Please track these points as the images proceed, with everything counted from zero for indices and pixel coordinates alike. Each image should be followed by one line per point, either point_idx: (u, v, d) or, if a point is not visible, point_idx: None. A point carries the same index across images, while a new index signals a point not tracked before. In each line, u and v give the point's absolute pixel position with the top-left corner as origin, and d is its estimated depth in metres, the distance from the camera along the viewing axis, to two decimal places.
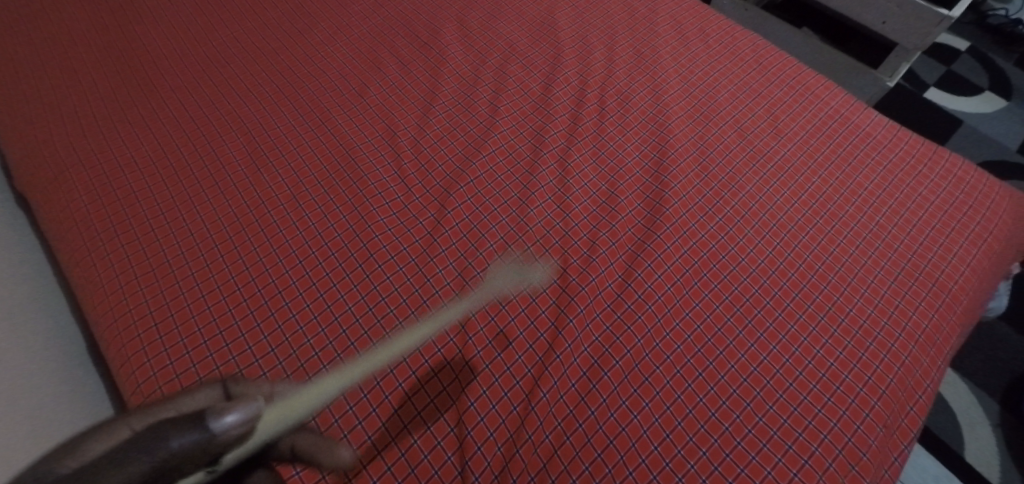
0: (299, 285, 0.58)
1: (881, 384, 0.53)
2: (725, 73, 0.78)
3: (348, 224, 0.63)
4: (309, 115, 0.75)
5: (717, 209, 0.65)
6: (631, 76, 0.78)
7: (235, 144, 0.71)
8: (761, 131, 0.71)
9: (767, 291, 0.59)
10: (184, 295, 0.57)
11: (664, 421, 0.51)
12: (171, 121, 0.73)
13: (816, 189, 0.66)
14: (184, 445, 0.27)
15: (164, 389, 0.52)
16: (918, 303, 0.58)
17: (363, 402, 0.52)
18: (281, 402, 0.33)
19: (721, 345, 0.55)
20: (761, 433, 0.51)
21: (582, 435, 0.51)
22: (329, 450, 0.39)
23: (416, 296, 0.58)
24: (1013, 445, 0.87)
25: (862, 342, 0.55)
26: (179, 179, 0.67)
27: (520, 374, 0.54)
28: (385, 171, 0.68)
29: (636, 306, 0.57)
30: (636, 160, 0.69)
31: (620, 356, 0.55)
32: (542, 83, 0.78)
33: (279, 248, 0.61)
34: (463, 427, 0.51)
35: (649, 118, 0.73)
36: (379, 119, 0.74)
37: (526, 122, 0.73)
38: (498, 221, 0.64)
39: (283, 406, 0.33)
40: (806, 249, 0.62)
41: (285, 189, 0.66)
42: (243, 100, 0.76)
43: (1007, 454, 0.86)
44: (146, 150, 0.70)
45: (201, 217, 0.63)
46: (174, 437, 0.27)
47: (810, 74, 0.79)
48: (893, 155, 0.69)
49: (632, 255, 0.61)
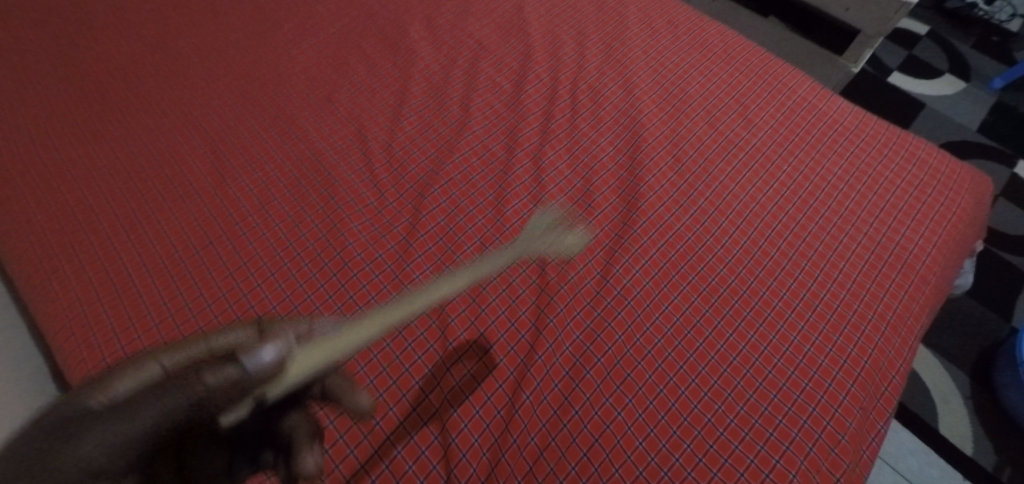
0: (272, 298, 0.57)
1: (856, 367, 0.54)
2: (694, 64, 0.78)
3: (320, 232, 0.61)
4: (275, 121, 0.72)
5: (692, 201, 0.65)
6: (602, 71, 0.78)
7: (198, 154, 0.68)
8: (732, 122, 0.72)
9: (744, 281, 0.59)
10: (151, 314, 0.55)
11: (648, 416, 0.51)
12: (129, 132, 0.71)
13: (787, 177, 0.67)
14: (217, 383, 0.29)
15: None
16: (888, 286, 0.59)
17: (343, 415, 0.50)
18: (328, 342, 0.34)
19: (700, 336, 0.56)
20: (743, 422, 0.51)
21: (566, 435, 0.51)
22: (352, 395, 0.42)
23: (394, 303, 0.57)
24: (983, 416, 0.90)
25: (837, 326, 0.56)
26: (140, 194, 0.64)
27: (502, 377, 0.53)
28: (356, 176, 0.66)
29: (615, 302, 0.57)
30: (610, 155, 0.69)
31: (602, 353, 0.55)
32: (513, 81, 0.77)
33: (250, 260, 0.59)
34: (447, 435, 0.50)
35: (622, 112, 0.73)
36: (348, 123, 0.72)
37: (499, 120, 0.72)
38: (474, 222, 0.63)
39: (321, 347, 0.33)
40: (780, 237, 0.62)
41: (253, 199, 0.64)
42: (205, 108, 0.74)
43: (978, 425, 0.90)
44: (104, 164, 0.67)
45: (165, 233, 0.61)
46: (206, 373, 0.29)
47: (777, 62, 0.80)
48: (860, 140, 0.71)
49: (610, 251, 0.61)
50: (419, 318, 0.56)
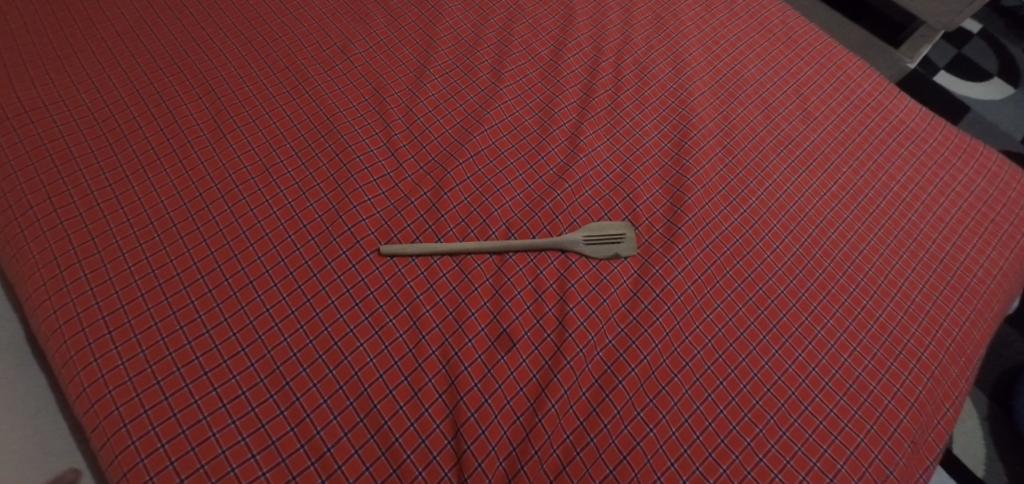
0: (273, 274, 0.51)
1: (909, 397, 0.50)
2: (751, 45, 0.71)
3: (329, 202, 0.55)
4: (283, 73, 0.65)
5: (742, 199, 0.59)
6: (649, 44, 0.70)
7: (196, 105, 0.61)
8: (789, 113, 0.65)
9: (793, 293, 0.54)
10: (137, 282, 0.49)
11: (682, 435, 0.47)
12: (119, 75, 0.63)
13: (846, 180, 0.61)
14: None
15: (114, 394, 0.44)
16: (948, 309, 0.55)
17: (349, 411, 0.45)
18: None
19: (743, 351, 0.51)
20: (784, 448, 0.47)
21: (593, 450, 0.46)
22: None
23: (408, 289, 0.51)
24: (998, 438, 0.88)
25: (891, 350, 0.52)
26: (129, 145, 0.58)
27: (524, 379, 0.48)
28: (372, 142, 0.60)
29: (654, 307, 0.52)
30: (655, 140, 0.63)
31: (636, 362, 0.50)
32: (551, 48, 0.69)
33: (250, 229, 0.53)
34: (462, 441, 0.45)
35: (669, 93, 0.66)
36: (365, 81, 0.65)
37: (533, 91, 0.65)
38: (502, 204, 0.57)
39: None
40: (835, 247, 0.57)
41: (256, 160, 0.57)
42: (205, 52, 0.66)
43: (992, 446, 0.87)
44: (90, 109, 0.60)
45: (156, 192, 0.55)
46: None
47: (841, 50, 0.72)
48: (927, 145, 0.64)
49: (648, 249, 0.56)
50: (435, 308, 0.50)
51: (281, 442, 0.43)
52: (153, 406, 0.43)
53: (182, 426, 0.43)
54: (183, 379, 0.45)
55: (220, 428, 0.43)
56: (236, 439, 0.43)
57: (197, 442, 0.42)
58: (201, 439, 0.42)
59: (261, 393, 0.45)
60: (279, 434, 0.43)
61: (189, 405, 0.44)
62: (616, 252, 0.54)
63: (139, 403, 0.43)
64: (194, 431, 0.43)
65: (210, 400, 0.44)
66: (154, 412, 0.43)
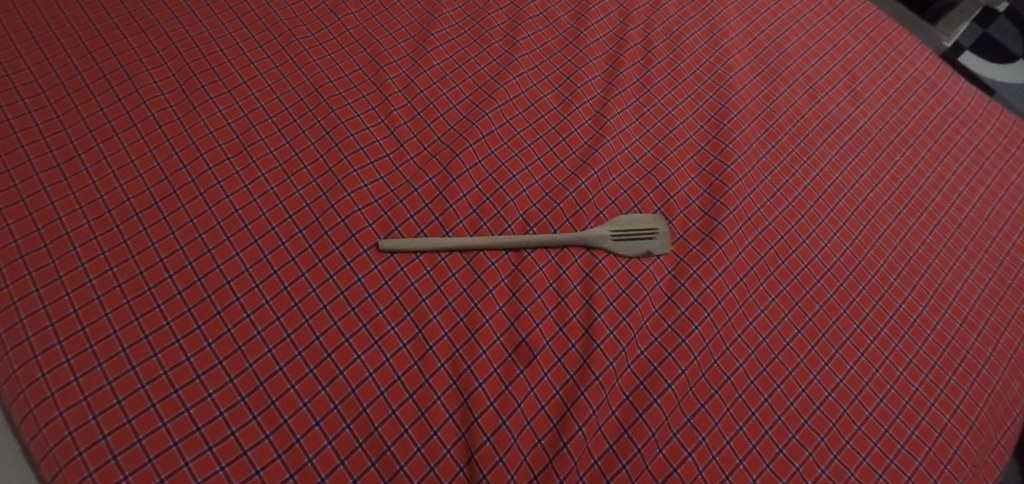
0: (254, 273, 0.43)
1: (969, 414, 0.45)
2: (795, 15, 0.64)
3: (319, 189, 0.48)
4: (262, 34, 0.56)
5: (786, 191, 0.53)
6: (682, 11, 0.63)
7: (160, 70, 0.53)
8: (837, 94, 0.59)
9: (844, 297, 0.49)
10: (92, 282, 0.41)
11: (723, 459, 0.41)
12: (68, 34, 0.54)
13: (899, 171, 0.56)
14: None
15: (66, 417, 0.36)
16: (1009, 317, 0.50)
17: (346, 434, 0.38)
18: None
19: (790, 364, 0.46)
20: (837, 473, 0.42)
21: (624, 478, 0.40)
22: None
23: (412, 292, 0.44)
24: None
25: (951, 363, 0.47)
26: (81, 118, 0.49)
27: (545, 396, 0.42)
28: (368, 118, 0.52)
29: (691, 313, 0.46)
30: (690, 121, 0.56)
31: (673, 377, 0.44)
32: (572, 12, 0.62)
33: (225, 219, 0.45)
34: (476, 469, 0.38)
35: (705, 68, 0.59)
36: (360, 47, 0.57)
37: (553, 62, 0.58)
38: (518, 193, 0.50)
39: None
40: (888, 245, 0.52)
41: (231, 137, 0.49)
42: (171, 9, 0.57)
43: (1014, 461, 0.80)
44: (34, 75, 0.51)
45: (113, 174, 0.47)
46: None
47: (889, 23, 0.66)
48: (983, 134, 0.59)
49: (684, 246, 0.49)
50: (442, 314, 0.44)
51: (266, 471, 0.36)
52: (113, 431, 0.36)
53: (148, 454, 0.35)
54: (150, 398, 0.37)
55: (194, 456, 0.35)
56: (214, 469, 0.35)
57: (167, 473, 0.35)
58: (171, 469, 0.35)
59: (242, 415, 0.37)
60: (263, 463, 0.36)
61: (157, 429, 0.36)
62: (647, 250, 0.48)
63: (96, 427, 0.36)
64: (164, 460, 0.35)
65: (182, 423, 0.36)
66: (115, 438, 0.35)
